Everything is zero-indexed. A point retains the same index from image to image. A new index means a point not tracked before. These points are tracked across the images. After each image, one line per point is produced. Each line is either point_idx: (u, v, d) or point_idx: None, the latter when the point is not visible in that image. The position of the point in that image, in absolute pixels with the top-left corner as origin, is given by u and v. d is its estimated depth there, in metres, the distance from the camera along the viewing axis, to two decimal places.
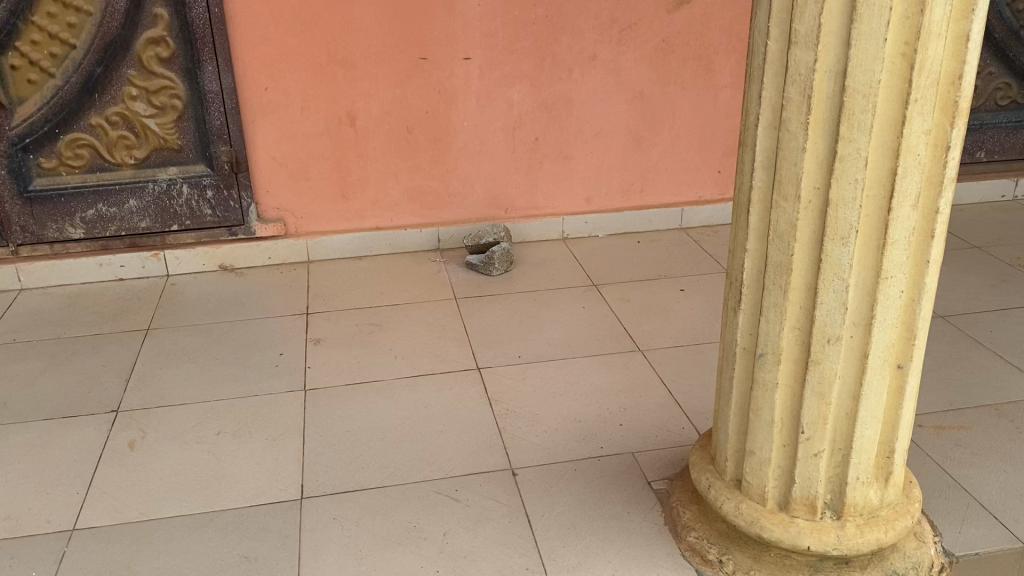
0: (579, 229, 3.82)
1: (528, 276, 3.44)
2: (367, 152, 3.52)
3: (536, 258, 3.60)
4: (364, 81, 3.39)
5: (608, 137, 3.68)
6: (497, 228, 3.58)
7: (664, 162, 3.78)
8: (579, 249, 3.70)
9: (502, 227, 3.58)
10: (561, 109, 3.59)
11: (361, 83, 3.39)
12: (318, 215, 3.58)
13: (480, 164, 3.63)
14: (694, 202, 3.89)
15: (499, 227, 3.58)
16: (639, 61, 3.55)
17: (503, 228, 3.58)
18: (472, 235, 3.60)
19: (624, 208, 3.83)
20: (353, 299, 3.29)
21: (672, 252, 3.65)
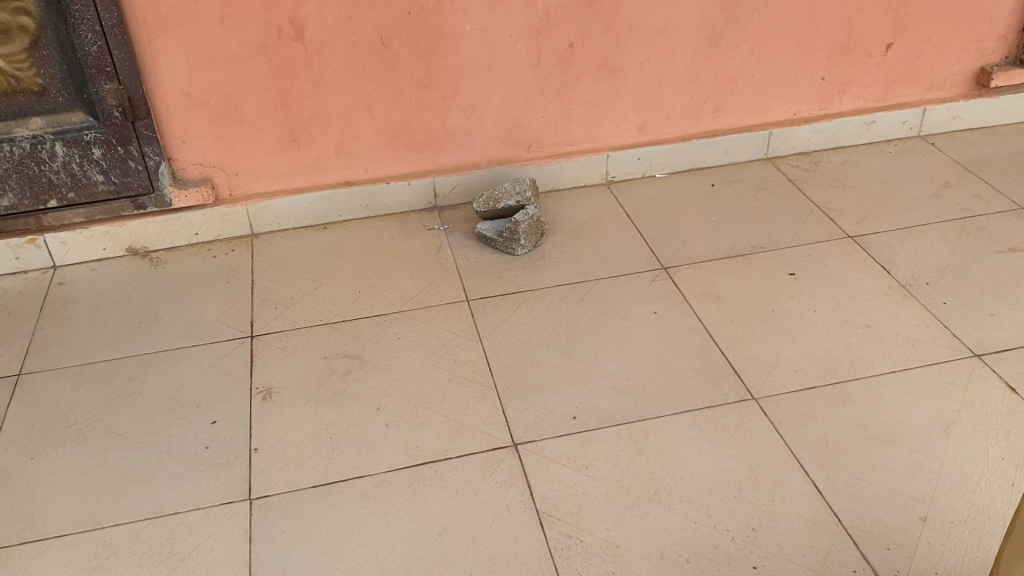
0: (628, 169, 2.78)
1: (570, 258, 2.43)
2: (324, 77, 2.42)
3: (576, 224, 2.58)
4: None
5: (671, 39, 2.57)
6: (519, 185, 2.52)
7: (747, 69, 2.69)
8: (632, 203, 2.68)
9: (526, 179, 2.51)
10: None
11: None
12: (260, 170, 2.51)
13: (488, 86, 2.54)
14: (783, 122, 2.83)
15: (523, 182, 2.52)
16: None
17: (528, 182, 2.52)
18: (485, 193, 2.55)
19: (690, 136, 2.77)
20: (321, 307, 2.29)
21: (762, 205, 2.63)
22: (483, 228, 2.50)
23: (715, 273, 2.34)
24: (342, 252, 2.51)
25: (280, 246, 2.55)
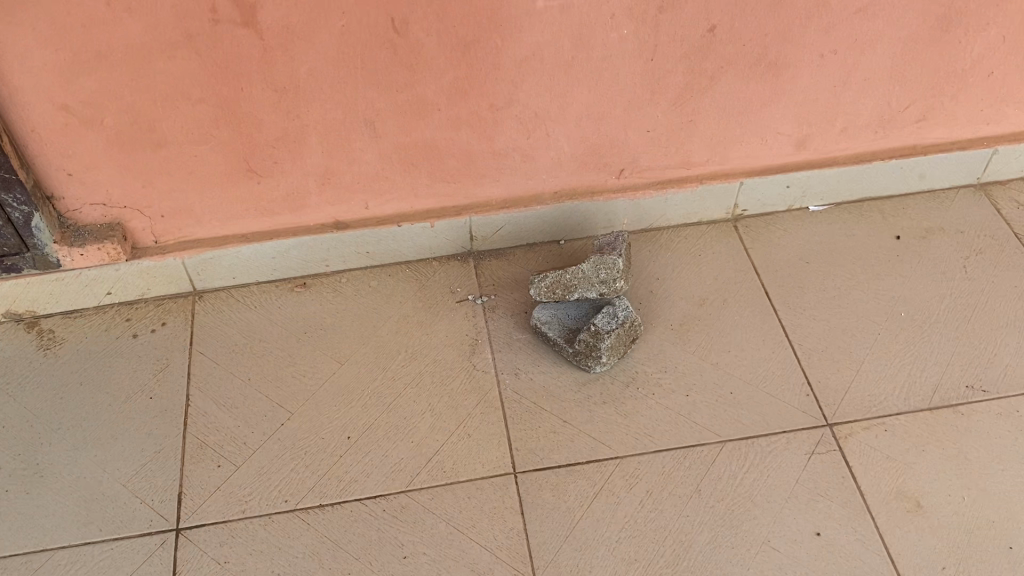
0: (769, 200, 1.82)
1: (678, 393, 1.57)
2: (295, 79, 1.44)
3: (687, 311, 1.69)
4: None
5: (878, 18, 1.53)
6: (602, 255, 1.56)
7: (987, 63, 1.65)
8: (772, 266, 1.75)
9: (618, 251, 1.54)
10: None
11: None
12: (199, 209, 1.59)
13: (567, 89, 1.55)
14: (1016, 135, 1.82)
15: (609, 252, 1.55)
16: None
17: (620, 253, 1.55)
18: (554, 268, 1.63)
19: (870, 156, 1.79)
20: (288, 470, 1.47)
21: (975, 290, 1.70)
22: (547, 325, 1.61)
23: (909, 452, 1.48)
24: (324, 339, 1.65)
25: (232, 318, 1.68)
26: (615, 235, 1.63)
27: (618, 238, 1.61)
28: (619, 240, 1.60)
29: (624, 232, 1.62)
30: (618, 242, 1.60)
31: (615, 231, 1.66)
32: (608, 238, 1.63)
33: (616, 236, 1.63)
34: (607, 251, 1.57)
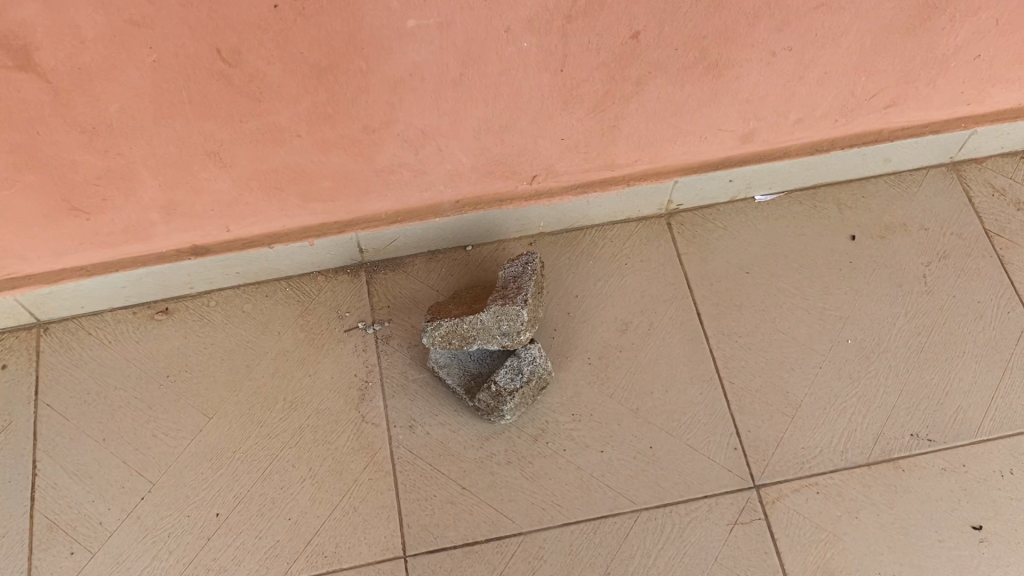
0: (708, 193, 1.56)
1: (593, 449, 1.39)
2: (105, 118, 1.13)
3: (608, 338, 1.48)
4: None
5: (847, 12, 1.22)
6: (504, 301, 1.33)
7: (974, 49, 1.36)
8: (708, 278, 1.53)
9: (524, 300, 1.31)
10: None
11: None
12: (21, 249, 1.32)
13: (458, 104, 1.25)
14: (1001, 114, 1.54)
15: (513, 299, 1.32)
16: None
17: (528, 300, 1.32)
18: (455, 308, 1.38)
19: (828, 144, 1.52)
20: (150, 558, 1.31)
21: (934, 308, 1.50)
22: (448, 369, 1.39)
23: (841, 521, 1.34)
24: (189, 386, 1.44)
25: (83, 358, 1.46)
26: (524, 261, 1.39)
27: (526, 271, 1.37)
28: (528, 275, 1.36)
29: (535, 260, 1.38)
30: (526, 278, 1.36)
31: (526, 255, 1.41)
32: (516, 267, 1.39)
33: (526, 263, 1.39)
34: (511, 293, 1.34)
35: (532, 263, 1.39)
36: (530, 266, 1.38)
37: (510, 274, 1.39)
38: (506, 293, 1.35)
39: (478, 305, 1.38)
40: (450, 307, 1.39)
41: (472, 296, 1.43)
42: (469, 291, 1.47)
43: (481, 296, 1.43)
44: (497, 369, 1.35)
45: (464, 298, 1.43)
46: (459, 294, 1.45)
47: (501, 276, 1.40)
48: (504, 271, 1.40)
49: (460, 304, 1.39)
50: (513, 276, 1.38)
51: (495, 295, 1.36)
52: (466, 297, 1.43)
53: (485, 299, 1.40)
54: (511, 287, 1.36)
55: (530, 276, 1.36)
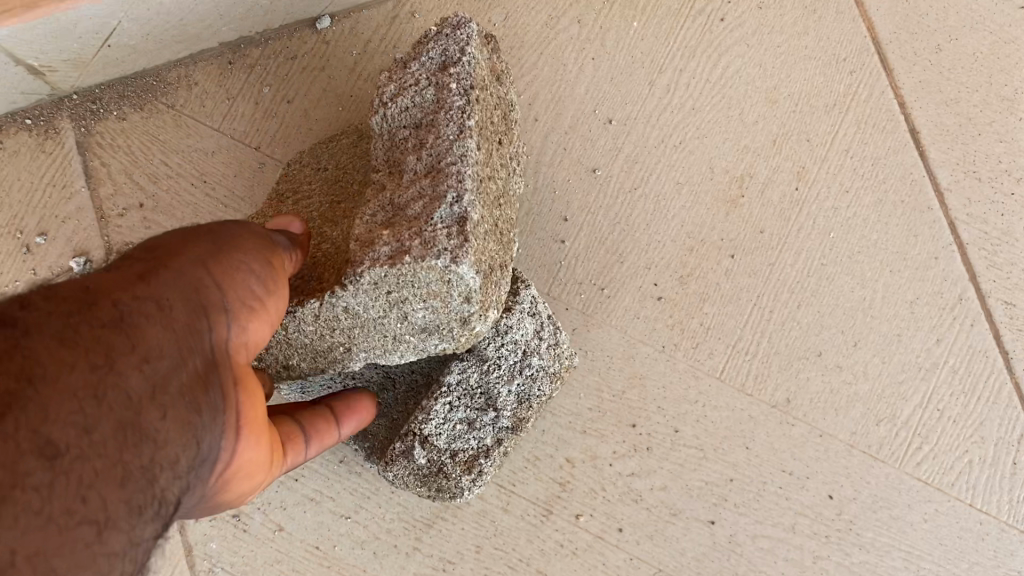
0: None
1: (693, 520, 0.56)
2: None
3: (701, 226, 0.59)
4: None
5: None
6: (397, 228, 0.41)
7: None
8: (929, 36, 0.62)
9: (455, 226, 0.39)
10: None
11: None
12: None
13: None
14: None
15: (419, 225, 0.40)
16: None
17: (467, 220, 0.39)
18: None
19: None
20: None
21: None
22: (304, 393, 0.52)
23: None
24: None
25: None
26: (433, 53, 0.43)
27: (444, 95, 0.42)
28: (451, 112, 0.41)
29: (468, 48, 0.42)
30: (446, 122, 0.41)
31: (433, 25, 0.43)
32: (411, 83, 0.43)
33: (444, 60, 0.43)
34: (411, 194, 0.41)
35: (461, 56, 0.42)
36: (457, 69, 0.42)
37: (398, 106, 0.43)
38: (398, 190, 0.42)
39: (343, 222, 0.46)
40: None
41: (329, 178, 0.51)
42: (321, 149, 0.54)
43: (350, 171, 0.50)
44: (427, 400, 0.48)
45: (308, 193, 0.51)
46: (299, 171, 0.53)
47: (374, 117, 0.44)
48: (377, 95, 0.44)
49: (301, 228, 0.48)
50: (411, 114, 0.43)
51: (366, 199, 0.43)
52: (314, 188, 0.51)
53: (362, 190, 0.48)
54: (408, 161, 0.42)
55: (460, 113, 0.41)
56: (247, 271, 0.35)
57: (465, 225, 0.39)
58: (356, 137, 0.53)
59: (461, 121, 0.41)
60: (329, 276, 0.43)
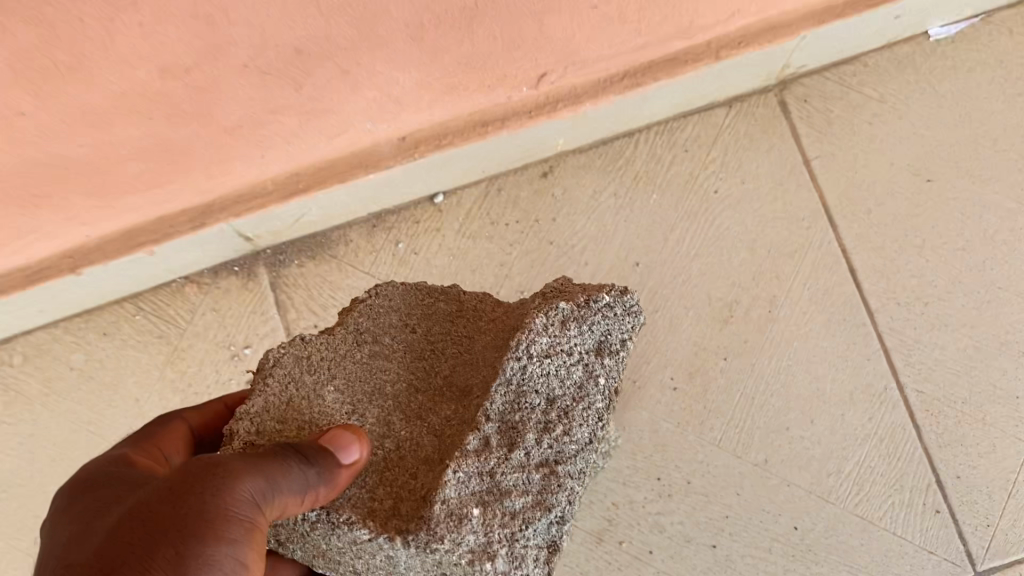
0: (854, 42, 0.87)
1: (701, 545, 0.81)
2: None
3: (703, 338, 0.85)
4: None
5: None
6: (496, 501, 0.48)
7: None
8: (862, 202, 0.88)
9: (545, 553, 0.49)
10: None
11: None
12: None
13: None
14: None
15: (518, 534, 0.47)
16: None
17: (562, 532, 0.49)
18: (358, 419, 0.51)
19: None
20: None
21: None
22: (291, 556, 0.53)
23: None
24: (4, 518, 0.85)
25: None
26: (596, 330, 0.51)
27: (589, 378, 0.50)
28: (587, 411, 0.50)
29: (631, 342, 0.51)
30: (580, 411, 0.50)
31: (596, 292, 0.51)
32: (560, 343, 0.50)
33: (600, 340, 0.51)
34: (515, 480, 0.48)
35: (619, 340, 0.51)
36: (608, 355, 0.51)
37: (529, 403, 0.49)
38: (500, 459, 0.48)
39: (416, 424, 0.51)
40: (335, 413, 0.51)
41: (409, 353, 0.54)
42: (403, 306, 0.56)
43: (432, 356, 0.54)
44: None
45: (387, 360, 0.54)
46: (381, 322, 0.55)
47: (506, 365, 0.49)
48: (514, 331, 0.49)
49: (367, 399, 0.52)
50: (548, 382, 0.50)
51: (463, 446, 0.48)
52: (396, 351, 0.54)
53: (444, 394, 0.53)
54: (520, 460, 0.49)
55: (595, 414, 0.51)
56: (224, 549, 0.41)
57: (552, 552, 0.49)
58: (448, 315, 0.56)
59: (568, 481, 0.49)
60: (400, 516, 0.48)
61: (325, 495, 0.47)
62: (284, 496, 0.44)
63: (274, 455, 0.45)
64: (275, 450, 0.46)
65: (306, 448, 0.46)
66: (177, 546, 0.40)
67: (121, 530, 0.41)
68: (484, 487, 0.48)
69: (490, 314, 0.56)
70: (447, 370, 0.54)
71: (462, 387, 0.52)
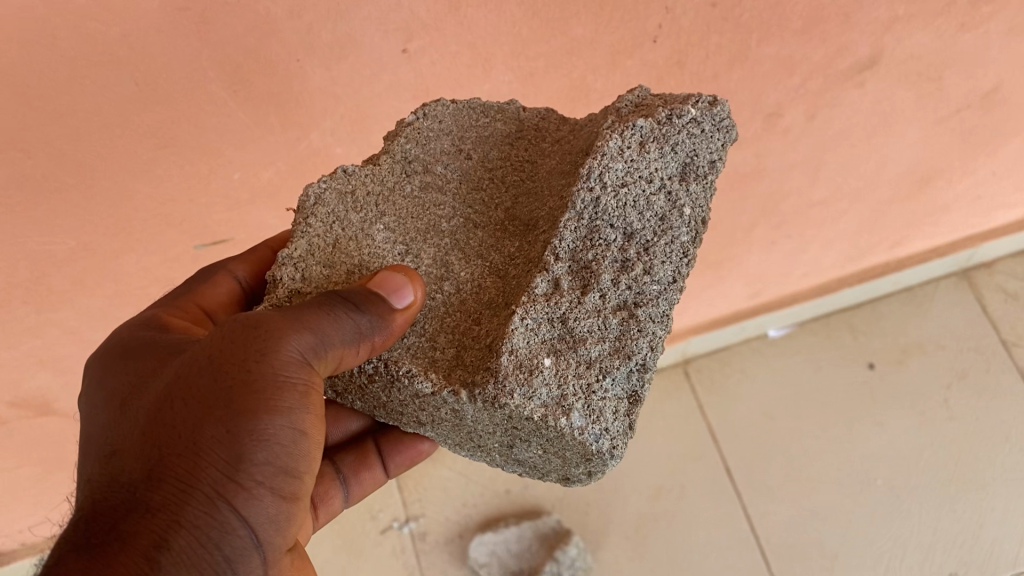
0: (722, 339, 1.58)
1: None
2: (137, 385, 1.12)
3: (642, 507, 1.50)
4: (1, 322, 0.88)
5: (847, 199, 1.22)
6: (570, 347, 0.63)
7: (965, 195, 1.33)
8: (734, 428, 1.54)
9: (630, 402, 0.64)
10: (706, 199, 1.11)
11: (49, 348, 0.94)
12: None
13: None
14: (1005, 227, 1.51)
15: (596, 385, 0.62)
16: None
17: (644, 381, 0.64)
18: (416, 252, 0.71)
19: (832, 283, 1.52)
20: None
21: (960, 433, 1.51)
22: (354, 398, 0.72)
23: None
24: None
25: None
26: (684, 150, 0.66)
27: (674, 208, 0.66)
28: (669, 243, 0.65)
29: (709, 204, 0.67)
30: (664, 243, 0.65)
31: (682, 106, 0.65)
32: (642, 160, 0.65)
33: (683, 167, 0.67)
34: (593, 319, 0.63)
35: (707, 161, 0.67)
36: (690, 179, 0.67)
37: (606, 236, 0.65)
38: (575, 303, 0.63)
39: (473, 263, 0.71)
40: (385, 250, 0.70)
41: (462, 182, 0.74)
42: (456, 128, 0.76)
43: (489, 187, 0.74)
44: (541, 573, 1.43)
45: (441, 189, 0.73)
46: (433, 148, 0.75)
47: (581, 193, 0.65)
48: (598, 151, 0.65)
49: (424, 236, 0.72)
50: (625, 214, 0.65)
51: (535, 289, 0.64)
52: (449, 179, 0.74)
53: (515, 229, 0.71)
54: (596, 301, 0.64)
55: (679, 247, 0.66)
56: (277, 419, 0.59)
57: (635, 401, 0.64)
58: (508, 133, 0.76)
59: (642, 338, 0.63)
60: (461, 364, 0.66)
61: (381, 341, 0.64)
62: (334, 347, 0.61)
63: (319, 313, 0.61)
64: (324, 307, 0.62)
65: (355, 299, 0.63)
66: (226, 412, 0.58)
67: (183, 382, 0.60)
68: (557, 335, 0.63)
69: (552, 132, 0.75)
70: (508, 202, 0.73)
71: (525, 216, 0.71)
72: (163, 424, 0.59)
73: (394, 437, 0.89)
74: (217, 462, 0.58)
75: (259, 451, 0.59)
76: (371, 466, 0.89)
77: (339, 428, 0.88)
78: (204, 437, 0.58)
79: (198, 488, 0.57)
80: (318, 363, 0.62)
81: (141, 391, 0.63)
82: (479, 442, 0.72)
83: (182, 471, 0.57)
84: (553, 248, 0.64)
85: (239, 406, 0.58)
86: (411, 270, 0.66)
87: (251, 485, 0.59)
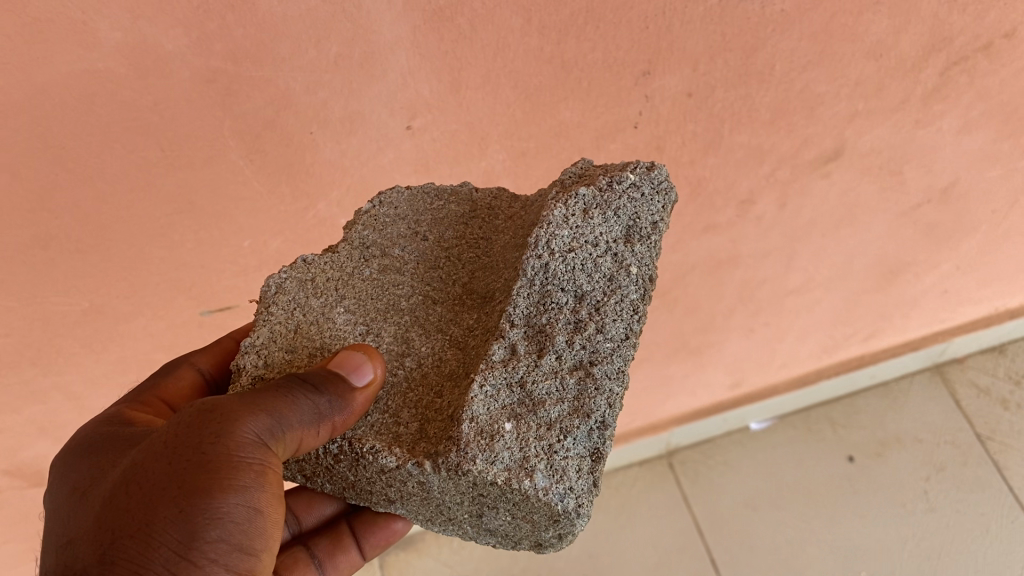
0: (704, 431, 1.62)
1: None
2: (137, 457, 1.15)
3: None
4: (10, 383, 0.92)
5: (820, 289, 1.28)
6: (530, 410, 0.65)
7: (933, 288, 1.39)
8: (718, 520, 1.55)
9: (593, 460, 0.64)
10: (686, 283, 1.18)
11: (56, 410, 0.98)
12: None
13: None
14: (973, 323, 1.57)
15: (558, 445, 0.63)
16: (976, 115, 1.00)
17: (606, 438, 0.64)
18: (376, 331, 0.73)
19: (810, 376, 1.56)
20: None
21: (940, 526, 1.53)
22: (324, 480, 0.73)
23: None
24: None
25: None
26: (625, 216, 0.69)
27: (621, 268, 0.68)
28: (619, 302, 0.67)
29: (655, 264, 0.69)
30: (615, 302, 0.67)
31: (620, 173, 0.69)
32: (585, 226, 0.68)
33: (626, 229, 0.69)
34: (552, 381, 0.65)
35: (648, 223, 0.69)
36: (635, 241, 0.69)
37: (557, 299, 0.67)
38: (532, 366, 0.66)
39: (433, 337, 0.72)
40: (346, 330, 0.72)
41: (420, 262, 0.77)
42: (411, 213, 0.79)
43: (447, 265, 0.76)
44: None
45: (399, 270, 0.76)
46: (390, 232, 0.78)
47: (530, 262, 0.67)
48: (544, 222, 0.68)
49: (383, 315, 0.74)
50: (573, 277, 0.68)
51: (493, 356, 0.66)
52: (406, 260, 0.77)
53: (472, 304, 0.73)
54: (553, 363, 0.66)
55: (629, 305, 0.68)
56: (233, 497, 0.59)
57: (597, 456, 0.64)
58: (462, 214, 0.79)
59: (600, 394, 0.65)
60: (425, 437, 0.67)
61: (341, 421, 0.65)
62: (292, 428, 0.62)
63: (280, 397, 0.63)
64: (283, 392, 0.64)
65: (314, 382, 0.64)
66: (181, 492, 0.58)
67: (139, 468, 0.60)
68: (515, 400, 0.65)
69: (504, 210, 0.78)
70: (464, 277, 0.75)
71: (482, 289, 0.73)
72: (117, 509, 0.59)
73: (367, 519, 0.90)
74: (169, 541, 0.57)
75: (213, 529, 0.59)
76: (346, 549, 0.90)
77: (312, 511, 0.91)
78: (155, 518, 0.57)
79: (149, 568, 0.57)
80: (275, 444, 0.62)
81: (98, 480, 0.63)
82: (448, 516, 0.72)
83: (133, 554, 0.57)
84: (508, 316, 0.67)
85: (193, 487, 0.58)
86: (370, 349, 0.68)
87: (205, 565, 0.58)
